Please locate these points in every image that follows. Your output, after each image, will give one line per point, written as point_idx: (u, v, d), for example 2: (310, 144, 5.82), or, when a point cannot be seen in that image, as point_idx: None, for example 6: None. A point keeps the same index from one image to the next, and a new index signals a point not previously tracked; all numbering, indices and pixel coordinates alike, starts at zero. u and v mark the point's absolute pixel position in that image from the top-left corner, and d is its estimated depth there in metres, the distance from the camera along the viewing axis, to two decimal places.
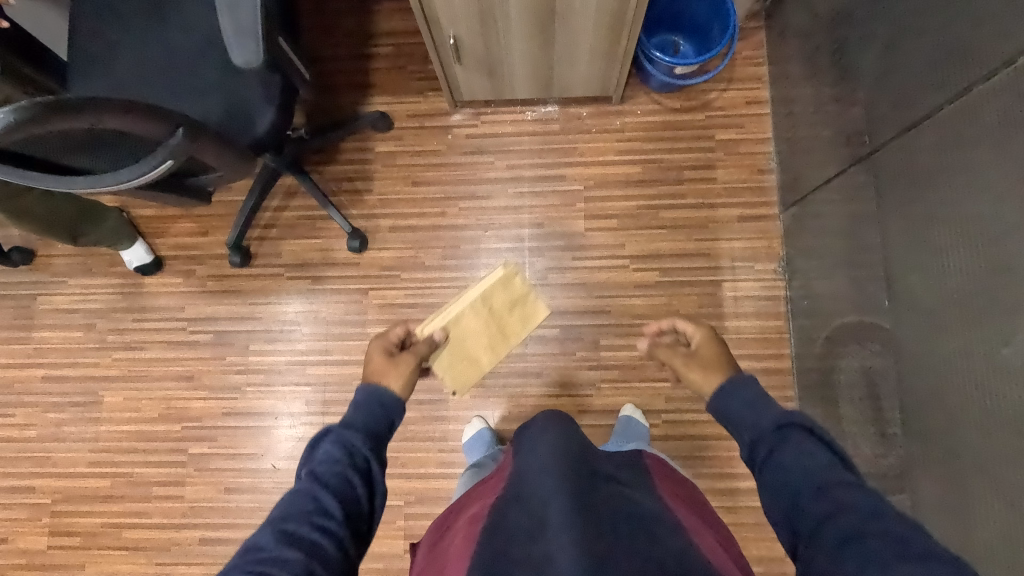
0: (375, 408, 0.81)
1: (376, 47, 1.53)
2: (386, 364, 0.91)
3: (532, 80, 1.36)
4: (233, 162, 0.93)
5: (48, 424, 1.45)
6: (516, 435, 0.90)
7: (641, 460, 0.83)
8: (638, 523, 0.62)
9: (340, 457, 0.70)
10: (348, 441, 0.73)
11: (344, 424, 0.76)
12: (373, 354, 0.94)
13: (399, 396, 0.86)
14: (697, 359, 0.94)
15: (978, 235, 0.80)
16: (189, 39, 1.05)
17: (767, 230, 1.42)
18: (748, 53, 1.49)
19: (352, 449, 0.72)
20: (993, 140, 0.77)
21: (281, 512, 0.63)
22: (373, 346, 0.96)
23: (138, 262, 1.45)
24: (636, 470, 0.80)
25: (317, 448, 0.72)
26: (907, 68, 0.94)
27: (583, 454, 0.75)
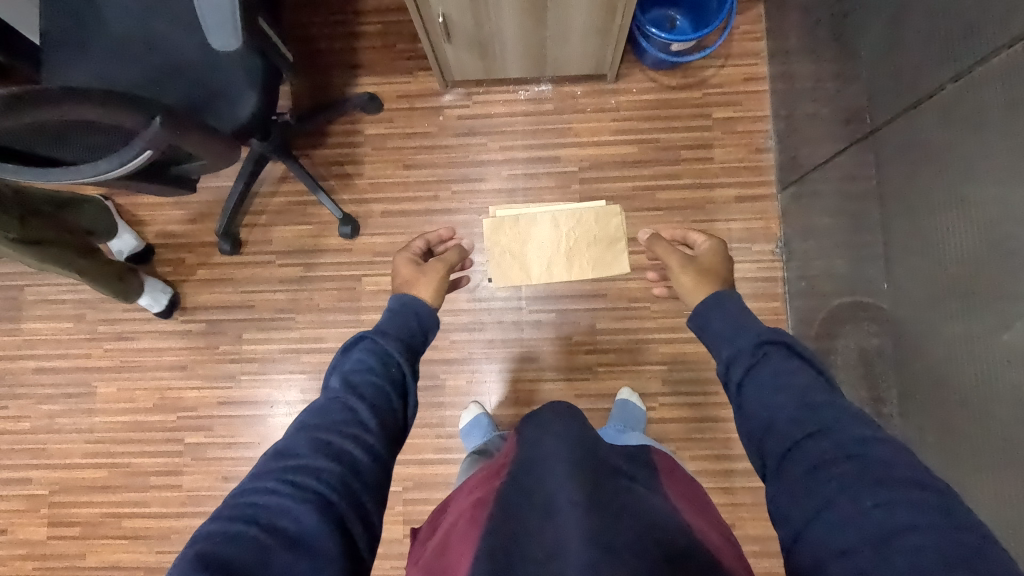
0: (408, 317, 0.84)
1: (363, 25, 1.48)
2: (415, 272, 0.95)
3: (525, 59, 1.32)
4: (216, 150, 0.90)
5: (41, 416, 1.44)
6: (521, 422, 0.86)
7: (647, 455, 0.81)
8: (643, 514, 0.61)
9: (374, 365, 0.72)
10: (382, 350, 0.75)
11: (379, 331, 0.78)
12: (401, 264, 0.98)
13: (431, 309, 0.88)
14: (696, 264, 0.94)
15: (981, 218, 0.78)
16: (167, 21, 1.01)
17: (764, 210, 1.41)
18: (746, 27, 1.45)
19: (385, 356, 0.74)
20: (998, 117, 0.75)
21: (316, 417, 0.65)
22: (400, 258, 1.00)
23: (127, 250, 1.42)
24: (642, 460, 0.78)
25: (352, 353, 0.74)
26: (911, 44, 0.91)
27: (588, 440, 0.75)
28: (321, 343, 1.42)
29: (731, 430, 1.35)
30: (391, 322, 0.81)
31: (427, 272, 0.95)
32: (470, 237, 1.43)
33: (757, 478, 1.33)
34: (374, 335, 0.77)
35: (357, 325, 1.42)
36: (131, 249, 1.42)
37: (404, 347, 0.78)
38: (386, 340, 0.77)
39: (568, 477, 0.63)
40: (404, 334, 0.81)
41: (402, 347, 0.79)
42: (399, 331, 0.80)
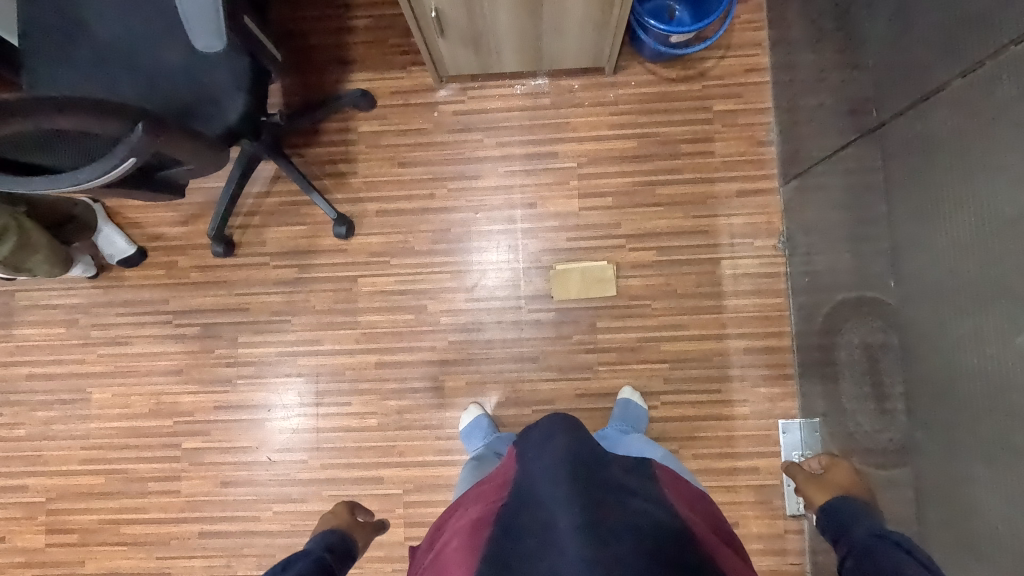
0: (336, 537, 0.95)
1: (354, 19, 1.45)
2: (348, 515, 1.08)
3: (520, 53, 1.29)
4: (203, 154, 0.88)
5: (37, 423, 1.42)
6: (521, 436, 0.83)
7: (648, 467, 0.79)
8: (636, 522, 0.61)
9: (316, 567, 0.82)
10: (319, 560, 0.85)
11: (306, 552, 0.87)
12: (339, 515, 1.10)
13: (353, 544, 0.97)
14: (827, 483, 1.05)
15: (992, 218, 0.76)
16: (150, 20, 0.98)
17: (766, 204, 1.38)
18: (747, 17, 1.41)
19: (326, 563, 0.85)
20: (1009, 115, 0.73)
21: None
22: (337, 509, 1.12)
23: (120, 254, 1.40)
24: (643, 473, 0.77)
25: (289, 567, 0.82)
26: (919, 35, 0.88)
27: (591, 450, 0.73)
28: (318, 345, 1.40)
29: (735, 428, 1.34)
30: (323, 536, 0.94)
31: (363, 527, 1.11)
32: (468, 236, 1.41)
33: (761, 476, 1.32)
34: (331, 534, 0.96)
35: (354, 326, 1.40)
36: (124, 253, 1.40)
37: (344, 546, 0.93)
38: (336, 542, 0.93)
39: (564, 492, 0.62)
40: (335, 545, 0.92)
41: (339, 549, 0.92)
42: (343, 537, 0.96)
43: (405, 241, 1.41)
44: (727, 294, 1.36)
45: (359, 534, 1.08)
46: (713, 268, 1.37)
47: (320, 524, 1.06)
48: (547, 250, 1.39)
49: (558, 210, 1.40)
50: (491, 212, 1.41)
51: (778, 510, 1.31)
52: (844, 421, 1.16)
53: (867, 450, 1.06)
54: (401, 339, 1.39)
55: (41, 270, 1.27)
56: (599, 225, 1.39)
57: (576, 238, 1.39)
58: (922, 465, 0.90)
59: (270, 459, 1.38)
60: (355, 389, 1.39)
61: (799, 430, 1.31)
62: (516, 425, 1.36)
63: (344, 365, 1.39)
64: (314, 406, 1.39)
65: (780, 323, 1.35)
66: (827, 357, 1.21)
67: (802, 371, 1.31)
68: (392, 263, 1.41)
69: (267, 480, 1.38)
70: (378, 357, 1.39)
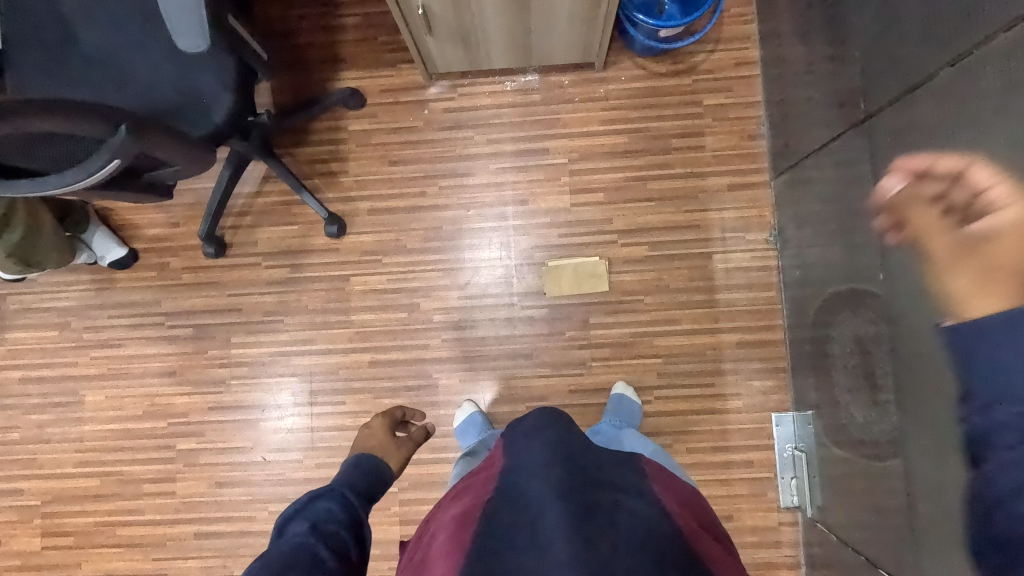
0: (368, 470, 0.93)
1: (342, 18, 1.44)
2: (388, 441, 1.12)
3: (509, 49, 1.29)
4: (189, 156, 0.87)
5: (30, 427, 1.42)
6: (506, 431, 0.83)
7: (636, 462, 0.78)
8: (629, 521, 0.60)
9: (339, 510, 0.78)
10: (344, 500, 0.81)
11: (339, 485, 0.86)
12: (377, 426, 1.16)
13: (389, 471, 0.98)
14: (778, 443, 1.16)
15: (982, 208, 0.75)
16: (134, 21, 0.98)
17: (758, 198, 1.38)
18: (736, 10, 1.41)
19: (351, 502, 0.82)
20: (996, 106, 0.73)
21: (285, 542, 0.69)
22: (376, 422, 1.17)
23: (111, 256, 1.40)
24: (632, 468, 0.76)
25: (315, 501, 0.79)
26: (906, 26, 0.88)
27: (578, 449, 0.73)
28: (311, 345, 1.40)
29: (728, 422, 1.34)
30: (351, 471, 0.91)
31: (400, 444, 1.12)
32: (460, 233, 1.40)
33: (754, 470, 1.33)
34: (363, 459, 0.95)
35: (347, 325, 1.40)
36: (115, 255, 1.40)
37: (372, 482, 0.90)
38: (362, 478, 0.89)
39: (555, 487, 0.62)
40: (361, 483, 0.89)
41: (364, 488, 0.88)
42: (373, 463, 0.95)
43: (397, 240, 1.41)
44: (720, 288, 1.36)
45: (395, 456, 1.10)
46: (705, 262, 1.37)
47: (359, 440, 1.12)
48: (540, 246, 1.39)
49: (550, 207, 1.40)
50: (482, 209, 1.41)
51: (773, 503, 1.32)
52: (836, 414, 1.16)
53: (862, 441, 1.06)
54: (394, 338, 1.39)
55: (50, 261, 1.28)
56: (591, 220, 1.39)
57: (568, 234, 1.39)
58: (915, 458, 0.90)
59: (265, 459, 1.38)
60: (349, 388, 1.39)
61: (792, 424, 1.32)
62: (511, 421, 1.36)
63: (337, 364, 1.39)
64: (308, 406, 1.39)
65: (772, 316, 1.35)
66: (820, 350, 1.21)
67: (795, 365, 1.32)
68: (384, 261, 1.41)
69: (262, 480, 1.38)
70: (372, 356, 1.39)
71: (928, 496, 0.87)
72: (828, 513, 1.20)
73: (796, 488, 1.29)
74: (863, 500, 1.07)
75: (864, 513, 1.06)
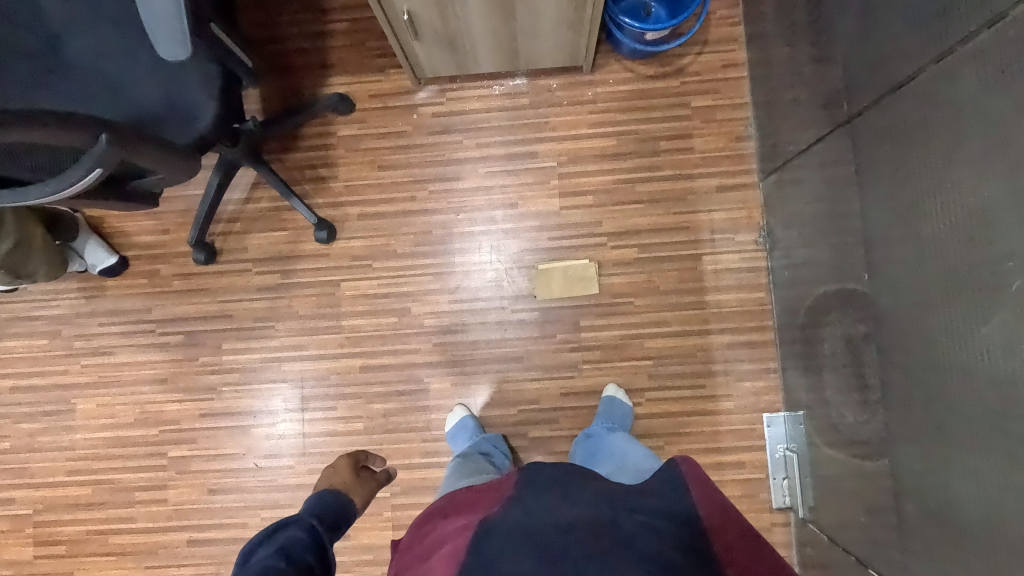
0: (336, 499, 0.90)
1: (330, 23, 1.45)
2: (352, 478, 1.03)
3: (496, 53, 1.29)
4: (172, 163, 0.87)
5: (21, 435, 1.42)
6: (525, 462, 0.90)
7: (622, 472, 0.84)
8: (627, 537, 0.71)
9: (304, 541, 0.76)
10: (311, 530, 0.79)
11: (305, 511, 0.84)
12: (341, 467, 1.06)
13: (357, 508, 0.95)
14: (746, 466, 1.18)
15: (962, 208, 0.75)
16: (118, 29, 0.98)
17: (747, 199, 1.38)
18: (723, 12, 1.42)
19: (317, 530, 0.80)
20: (974, 107, 0.73)
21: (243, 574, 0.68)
22: (340, 462, 1.08)
23: (101, 264, 1.40)
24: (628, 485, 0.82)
25: (279, 532, 0.77)
26: (887, 28, 0.88)
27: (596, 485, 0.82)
28: (302, 350, 1.40)
29: (719, 423, 1.34)
30: (318, 500, 0.88)
31: (364, 481, 1.04)
32: (450, 237, 1.41)
33: (746, 471, 1.33)
34: (330, 494, 0.91)
35: (338, 331, 1.40)
36: (105, 263, 1.40)
37: (341, 512, 0.88)
38: (330, 508, 0.87)
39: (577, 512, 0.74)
40: (330, 511, 0.87)
41: (331, 517, 0.86)
42: (340, 499, 0.90)
43: (387, 245, 1.41)
44: (710, 290, 1.37)
45: (359, 493, 1.01)
46: (695, 264, 1.37)
47: (321, 478, 1.02)
48: (530, 249, 1.39)
49: (539, 210, 1.40)
50: (472, 213, 1.41)
51: (765, 503, 1.32)
52: (825, 414, 1.16)
53: (851, 441, 1.06)
54: (385, 342, 1.39)
55: (39, 273, 1.28)
56: (580, 223, 1.39)
57: (558, 237, 1.39)
58: (902, 457, 0.90)
59: (257, 465, 1.38)
60: (341, 393, 1.39)
61: (783, 424, 1.32)
62: (503, 425, 1.36)
63: (328, 370, 1.39)
64: (300, 411, 1.39)
65: (762, 317, 1.36)
66: (809, 350, 1.21)
67: (785, 365, 1.32)
68: (375, 266, 1.41)
69: (254, 487, 1.38)
70: (363, 361, 1.39)
71: (914, 495, 0.87)
72: (818, 513, 1.20)
73: (788, 488, 1.30)
74: (852, 499, 1.07)
75: (853, 513, 1.06)
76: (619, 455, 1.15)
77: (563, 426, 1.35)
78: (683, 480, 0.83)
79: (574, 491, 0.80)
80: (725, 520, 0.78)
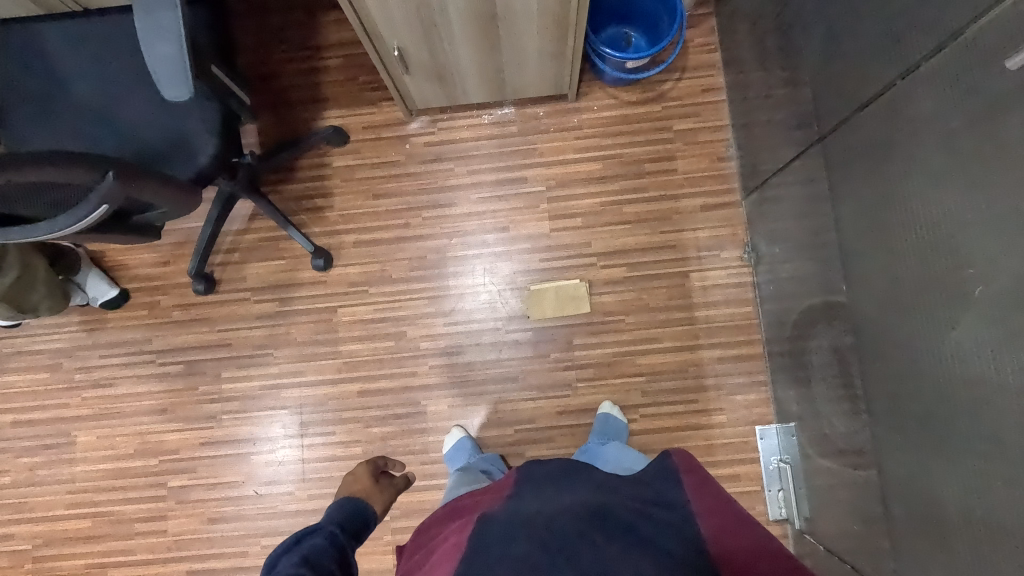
0: (354, 508, 0.92)
1: (324, 60, 1.51)
2: (370, 483, 1.06)
3: (484, 84, 1.34)
4: (173, 197, 0.91)
5: (21, 469, 1.43)
6: (523, 466, 0.95)
7: (616, 483, 0.87)
8: (625, 532, 0.74)
9: (326, 546, 0.78)
10: (332, 537, 0.81)
11: (329, 520, 0.86)
12: (360, 471, 1.09)
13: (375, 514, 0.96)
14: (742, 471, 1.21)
15: (926, 220, 0.80)
16: (123, 72, 1.04)
17: (731, 217, 1.43)
18: (699, 40, 1.48)
19: (338, 538, 0.82)
20: (929, 125, 0.78)
21: None
22: (360, 468, 1.11)
23: (102, 297, 1.43)
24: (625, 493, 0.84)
25: (302, 541, 0.79)
26: (846, 54, 0.94)
27: (595, 481, 0.87)
28: (301, 376, 1.42)
29: (713, 437, 1.36)
30: (338, 509, 0.90)
31: (382, 488, 1.07)
32: (444, 262, 1.44)
33: (741, 484, 1.34)
34: (349, 503, 0.93)
35: (335, 356, 1.43)
36: (106, 296, 1.43)
37: (360, 519, 0.90)
38: (350, 516, 0.89)
39: (579, 498, 0.80)
40: (351, 518, 0.90)
41: (351, 525, 0.88)
42: (358, 507, 0.92)
43: (382, 270, 1.45)
44: (698, 305, 1.40)
45: (379, 499, 1.04)
46: (683, 281, 1.41)
47: (342, 487, 1.05)
48: (522, 271, 1.43)
49: (530, 233, 1.44)
50: (465, 238, 1.45)
51: (761, 515, 1.33)
52: (816, 424, 1.18)
53: (842, 450, 1.07)
54: (382, 366, 1.42)
55: (42, 307, 1.30)
56: (571, 244, 1.44)
57: (549, 258, 1.43)
58: (887, 463, 0.92)
59: (256, 492, 1.39)
60: (339, 418, 1.40)
61: (776, 436, 1.34)
62: (500, 445, 1.38)
63: (327, 396, 1.41)
64: (299, 437, 1.40)
65: (750, 331, 1.39)
66: (797, 361, 1.23)
67: (774, 377, 1.35)
68: (371, 292, 1.44)
69: (253, 514, 1.38)
70: (360, 385, 1.41)
71: (900, 498, 0.90)
72: (814, 523, 1.21)
73: (784, 500, 1.31)
74: (845, 508, 1.08)
75: (847, 521, 1.07)
76: (614, 460, 1.18)
77: (560, 445, 1.37)
78: (676, 471, 0.88)
79: (572, 486, 0.85)
80: (714, 501, 0.83)
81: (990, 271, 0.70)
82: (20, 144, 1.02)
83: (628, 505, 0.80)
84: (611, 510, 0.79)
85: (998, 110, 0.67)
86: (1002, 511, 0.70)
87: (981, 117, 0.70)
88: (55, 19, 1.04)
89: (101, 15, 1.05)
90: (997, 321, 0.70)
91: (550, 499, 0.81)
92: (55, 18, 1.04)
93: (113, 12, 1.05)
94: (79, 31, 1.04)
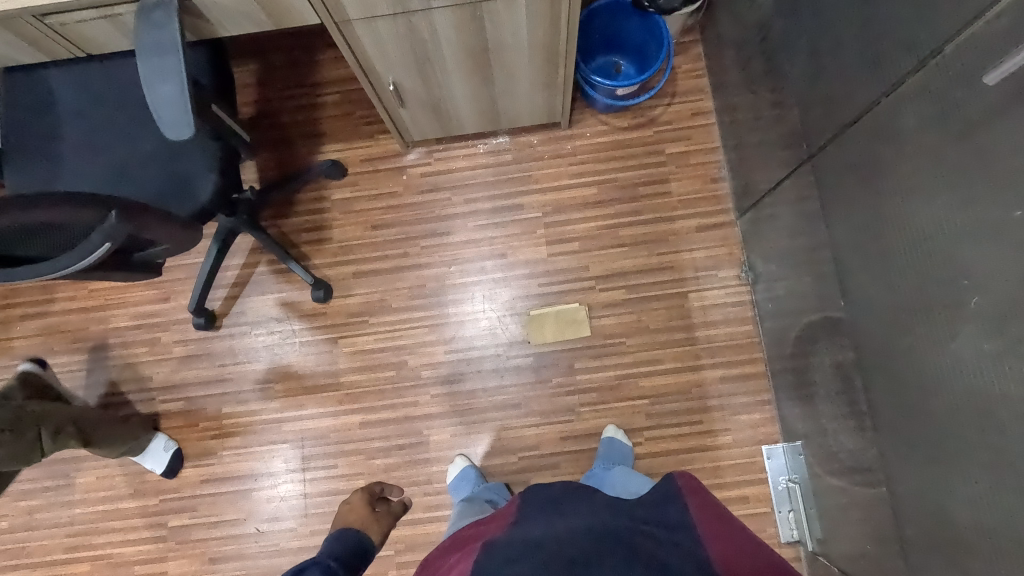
0: (348, 539, 0.90)
1: (322, 96, 1.54)
2: (366, 512, 1.04)
3: (479, 115, 1.37)
4: (173, 234, 0.92)
5: (19, 513, 1.41)
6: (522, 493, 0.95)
7: (620, 508, 0.85)
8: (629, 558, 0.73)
9: None
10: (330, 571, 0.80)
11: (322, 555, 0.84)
12: (355, 501, 1.08)
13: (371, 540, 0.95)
14: None
15: (918, 232, 0.81)
16: (124, 114, 1.07)
17: (727, 237, 1.44)
18: (687, 66, 1.52)
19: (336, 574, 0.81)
20: (915, 141, 0.80)
21: None
22: (356, 496, 1.10)
23: (161, 464, 1.38)
24: (629, 516, 0.83)
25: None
26: (832, 76, 0.96)
27: (599, 505, 0.86)
28: (302, 410, 1.41)
29: (720, 458, 1.35)
30: (336, 540, 0.90)
31: (381, 517, 1.06)
32: (443, 289, 1.45)
33: (749, 506, 1.32)
34: (345, 534, 0.92)
35: (335, 389, 1.42)
36: (165, 461, 1.38)
37: (359, 550, 0.89)
38: (349, 546, 0.89)
39: (582, 524, 0.79)
40: (348, 549, 0.88)
41: (351, 558, 0.87)
42: (356, 537, 0.91)
43: (383, 300, 1.46)
44: (699, 325, 1.40)
45: (376, 530, 1.02)
46: (682, 301, 1.42)
47: (339, 516, 1.04)
48: (521, 296, 1.44)
49: (528, 258, 1.45)
50: (465, 265, 1.46)
51: (773, 538, 1.31)
52: (823, 441, 1.16)
53: (850, 468, 1.05)
54: (383, 397, 1.41)
55: None
56: (569, 268, 1.44)
57: (547, 282, 1.44)
58: (898, 480, 0.90)
59: (258, 530, 1.37)
60: (341, 450, 1.39)
61: (784, 455, 1.33)
62: (504, 473, 1.37)
63: (328, 428, 1.40)
64: (301, 471, 1.39)
65: (752, 350, 1.39)
66: (800, 379, 1.22)
67: (779, 395, 1.34)
68: (371, 322, 1.45)
69: (255, 553, 1.36)
70: (362, 417, 1.40)
71: (913, 516, 0.88)
72: (826, 545, 1.19)
73: (794, 521, 1.29)
74: (858, 527, 1.06)
75: (861, 543, 1.05)
76: (619, 485, 1.16)
77: (565, 471, 1.35)
78: (678, 492, 0.87)
79: (576, 510, 0.84)
80: (716, 521, 0.82)
81: (983, 283, 0.71)
82: (21, 185, 1.04)
83: (629, 527, 0.80)
84: (615, 534, 0.77)
85: (981, 125, 0.69)
86: (1015, 526, 0.69)
87: (961, 134, 0.72)
88: (59, 65, 1.07)
89: (102, 61, 1.08)
90: (993, 332, 0.70)
91: (555, 524, 0.81)
92: (59, 65, 1.07)
93: (117, 57, 1.08)
94: (80, 76, 1.07)
